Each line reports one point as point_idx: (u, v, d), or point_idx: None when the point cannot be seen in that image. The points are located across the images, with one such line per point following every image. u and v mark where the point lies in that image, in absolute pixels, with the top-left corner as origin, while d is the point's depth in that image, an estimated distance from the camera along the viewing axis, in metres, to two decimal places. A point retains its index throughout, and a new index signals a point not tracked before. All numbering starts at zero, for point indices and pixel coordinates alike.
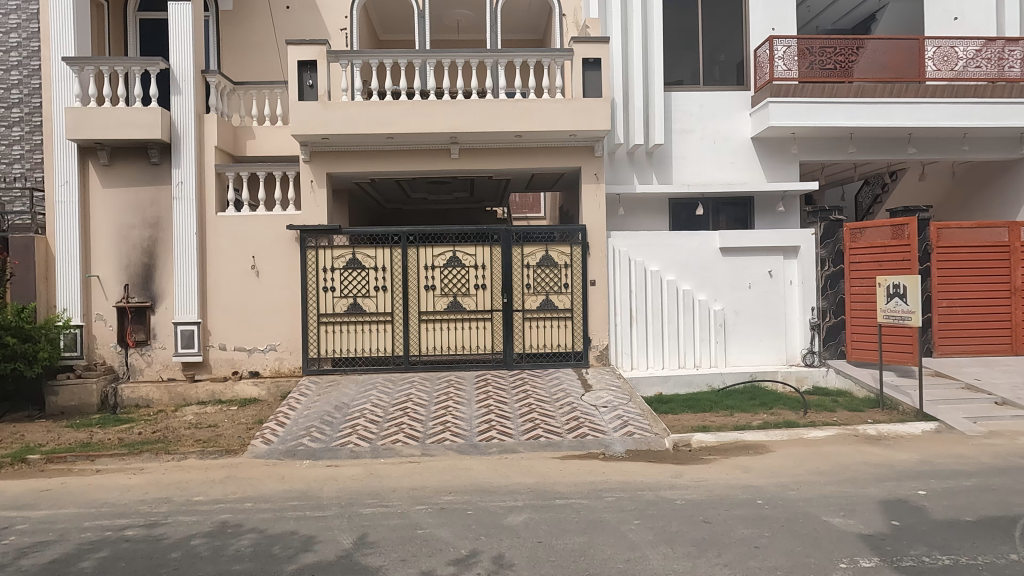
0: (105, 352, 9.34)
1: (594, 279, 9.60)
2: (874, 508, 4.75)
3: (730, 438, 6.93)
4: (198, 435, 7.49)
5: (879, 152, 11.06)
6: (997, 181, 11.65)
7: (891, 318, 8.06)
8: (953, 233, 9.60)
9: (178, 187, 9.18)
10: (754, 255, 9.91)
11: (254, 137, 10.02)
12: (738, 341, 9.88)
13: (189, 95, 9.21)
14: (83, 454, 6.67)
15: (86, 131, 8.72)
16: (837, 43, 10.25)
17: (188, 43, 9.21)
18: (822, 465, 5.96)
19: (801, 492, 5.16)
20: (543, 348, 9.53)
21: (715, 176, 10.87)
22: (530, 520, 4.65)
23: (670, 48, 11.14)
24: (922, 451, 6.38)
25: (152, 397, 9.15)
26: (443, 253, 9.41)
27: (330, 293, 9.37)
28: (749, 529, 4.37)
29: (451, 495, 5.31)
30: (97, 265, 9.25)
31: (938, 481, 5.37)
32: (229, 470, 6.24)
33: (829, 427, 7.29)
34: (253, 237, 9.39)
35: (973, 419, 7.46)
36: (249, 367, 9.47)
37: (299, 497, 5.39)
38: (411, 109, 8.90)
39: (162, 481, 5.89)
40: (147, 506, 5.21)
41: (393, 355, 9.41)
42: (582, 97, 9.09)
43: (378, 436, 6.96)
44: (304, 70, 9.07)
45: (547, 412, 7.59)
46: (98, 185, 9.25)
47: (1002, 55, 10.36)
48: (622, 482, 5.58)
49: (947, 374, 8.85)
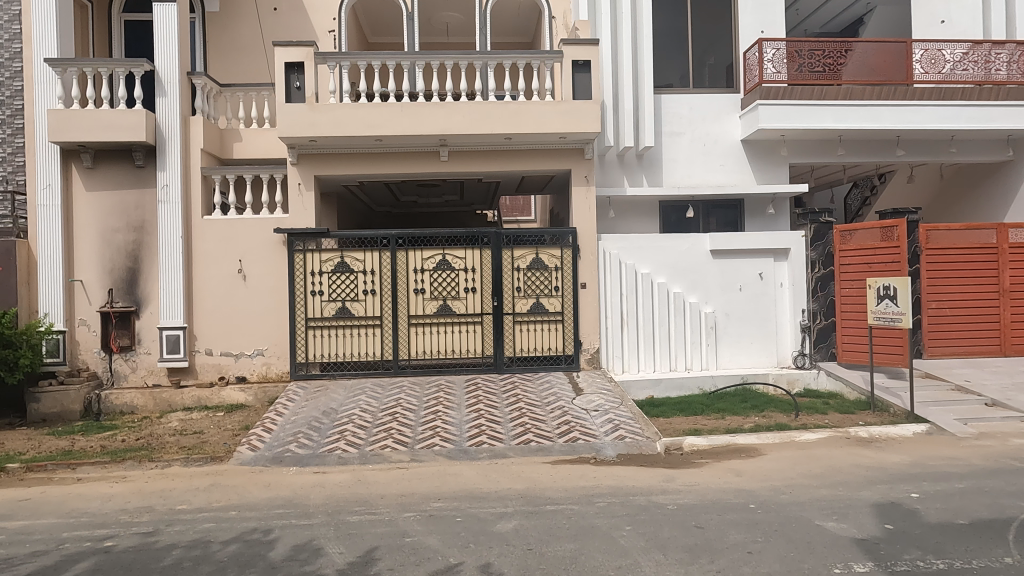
0: (89, 357, 9.19)
1: (584, 282, 9.55)
2: (868, 512, 4.71)
3: (721, 440, 6.90)
4: (183, 441, 7.37)
5: (868, 154, 11.09)
6: (983, 183, 11.73)
7: (881, 320, 8.05)
8: (942, 234, 9.62)
9: (164, 190, 9.05)
10: (744, 257, 9.91)
11: (241, 140, 9.92)
12: (729, 344, 9.86)
13: (174, 97, 9.09)
14: (64, 463, 6.54)
15: (69, 133, 8.59)
16: (825, 46, 10.28)
17: (173, 44, 9.09)
18: (815, 468, 5.93)
19: (794, 496, 5.12)
20: (534, 352, 9.46)
21: (706, 179, 10.86)
22: (521, 527, 4.57)
23: (660, 51, 11.13)
24: (915, 453, 6.36)
25: (137, 404, 9.02)
26: (433, 257, 9.34)
27: (318, 297, 9.27)
28: (742, 534, 4.32)
29: (440, 502, 5.22)
30: (80, 270, 9.11)
31: (932, 483, 5.34)
32: (214, 478, 6.12)
33: (820, 429, 7.27)
34: (239, 241, 9.26)
35: (964, 420, 7.45)
36: (235, 372, 9.33)
37: (285, 505, 5.28)
38: (399, 111, 8.81)
39: (144, 490, 5.76)
40: (128, 516, 5.09)
41: (382, 360, 9.32)
42: (571, 99, 9.05)
43: (366, 442, 6.86)
44: (292, 72, 8.99)
45: (538, 416, 7.53)
46: (81, 188, 9.11)
47: (989, 58, 10.43)
48: (614, 487, 5.53)
49: (937, 376, 8.86)
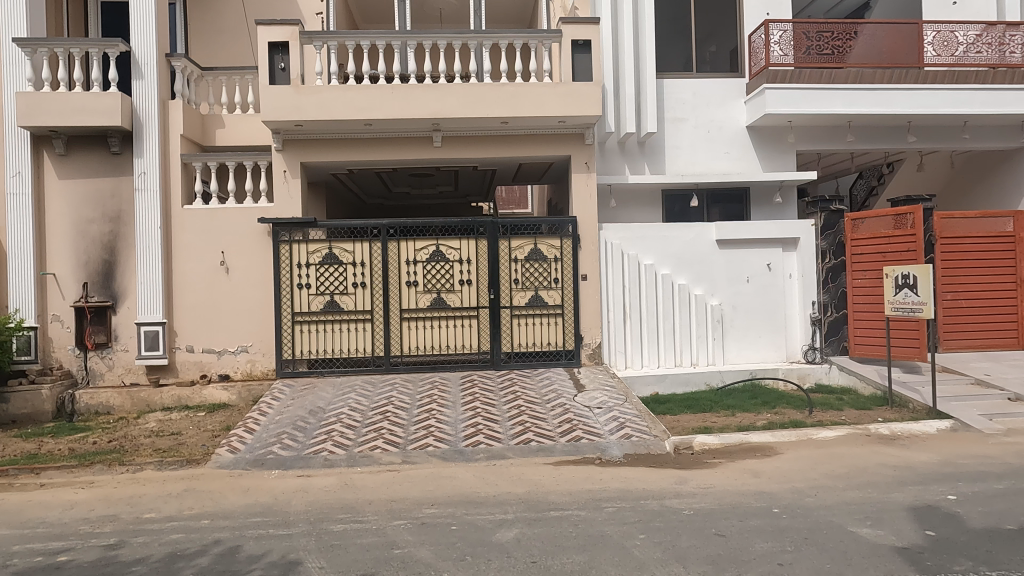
0: (63, 355, 8.69)
1: (585, 274, 9.10)
2: (903, 516, 4.27)
3: (733, 438, 6.47)
4: (158, 444, 6.88)
5: (878, 140, 10.67)
6: (997, 171, 11.33)
7: (900, 311, 7.61)
8: (957, 222, 9.25)
9: (140, 178, 8.55)
10: (752, 246, 9.49)
11: (223, 126, 9.44)
12: (737, 338, 9.43)
13: (152, 80, 8.59)
14: (27, 467, 6.07)
15: (39, 117, 8.09)
16: (834, 27, 9.88)
17: (150, 24, 8.61)
18: (838, 468, 5.50)
19: (820, 499, 4.69)
20: (532, 347, 9.01)
21: (710, 166, 10.44)
22: (522, 536, 4.13)
23: (661, 35, 10.67)
24: (941, 451, 5.92)
25: (113, 404, 8.54)
26: (426, 247, 8.88)
27: (304, 290, 8.81)
28: (768, 543, 3.88)
29: (433, 508, 4.78)
30: (53, 263, 8.61)
31: (967, 484, 4.92)
32: (188, 483, 5.66)
33: (838, 426, 6.85)
34: (221, 232, 8.78)
35: (989, 416, 7.02)
36: (218, 371, 8.84)
37: (264, 512, 4.82)
38: (390, 93, 8.33)
39: (110, 497, 5.29)
40: (89, 526, 4.62)
41: (373, 356, 8.87)
42: (570, 80, 8.60)
43: (355, 443, 6.40)
44: (275, 53, 8.53)
45: (538, 414, 7.09)
46: (53, 176, 8.61)
47: (1003, 40, 10.06)
48: (622, 489, 5.08)
49: (956, 370, 8.44)
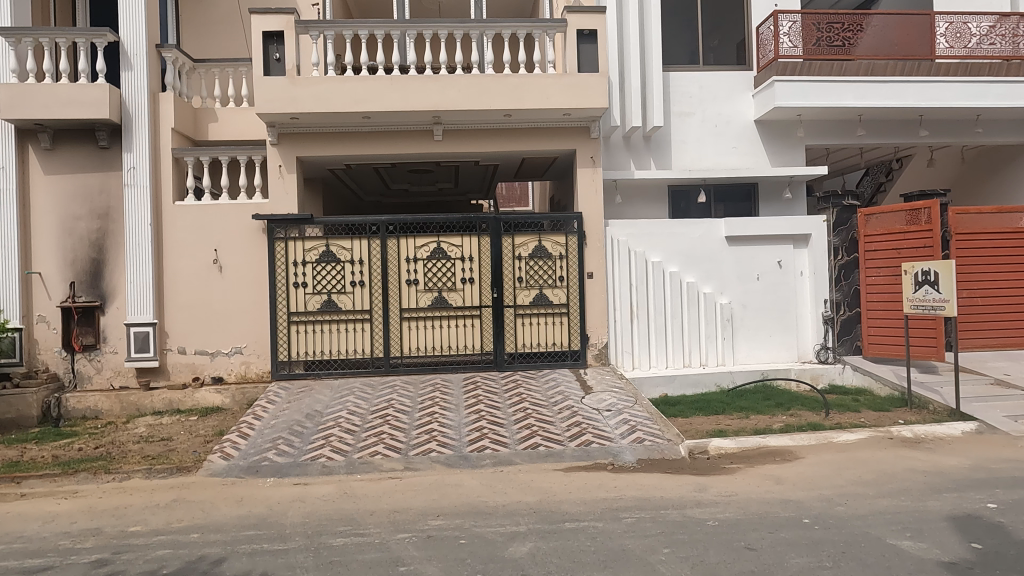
0: (48, 357, 8.35)
1: (591, 271, 8.79)
2: (944, 527, 3.99)
3: (750, 442, 6.17)
4: (148, 450, 6.56)
5: (889, 134, 10.40)
6: (1009, 166, 11.08)
7: (921, 309, 7.35)
8: (974, 219, 8.93)
9: (129, 173, 8.23)
10: (763, 243, 9.22)
11: (217, 120, 9.12)
12: (747, 337, 9.16)
13: (142, 71, 8.28)
14: (7, 476, 5.74)
15: (23, 110, 7.75)
16: (844, 17, 9.59)
17: (139, 13, 8.28)
18: (865, 474, 5.21)
19: (851, 507, 4.40)
20: (537, 347, 8.71)
21: (718, 161, 10.17)
22: (537, 551, 3.83)
23: (667, 26, 10.39)
24: (971, 455, 5.64)
25: (101, 408, 8.21)
26: (427, 244, 8.58)
27: (300, 289, 8.48)
28: (804, 558, 3.59)
29: (439, 520, 4.47)
30: (39, 261, 8.28)
31: (1005, 491, 4.64)
32: (178, 492, 5.34)
33: (859, 429, 6.55)
34: (213, 229, 8.46)
35: (1015, 417, 6.75)
36: (212, 373, 8.52)
37: (257, 525, 4.51)
38: (389, 85, 8.02)
39: (94, 509, 4.96)
40: (69, 541, 4.29)
41: (371, 357, 8.56)
42: (576, 71, 8.29)
43: (354, 449, 6.09)
44: (270, 42, 8.17)
45: (545, 417, 6.79)
46: (38, 170, 8.27)
47: (1016, 31, 9.82)
48: (640, 498, 4.79)
49: (974, 370, 8.17)
